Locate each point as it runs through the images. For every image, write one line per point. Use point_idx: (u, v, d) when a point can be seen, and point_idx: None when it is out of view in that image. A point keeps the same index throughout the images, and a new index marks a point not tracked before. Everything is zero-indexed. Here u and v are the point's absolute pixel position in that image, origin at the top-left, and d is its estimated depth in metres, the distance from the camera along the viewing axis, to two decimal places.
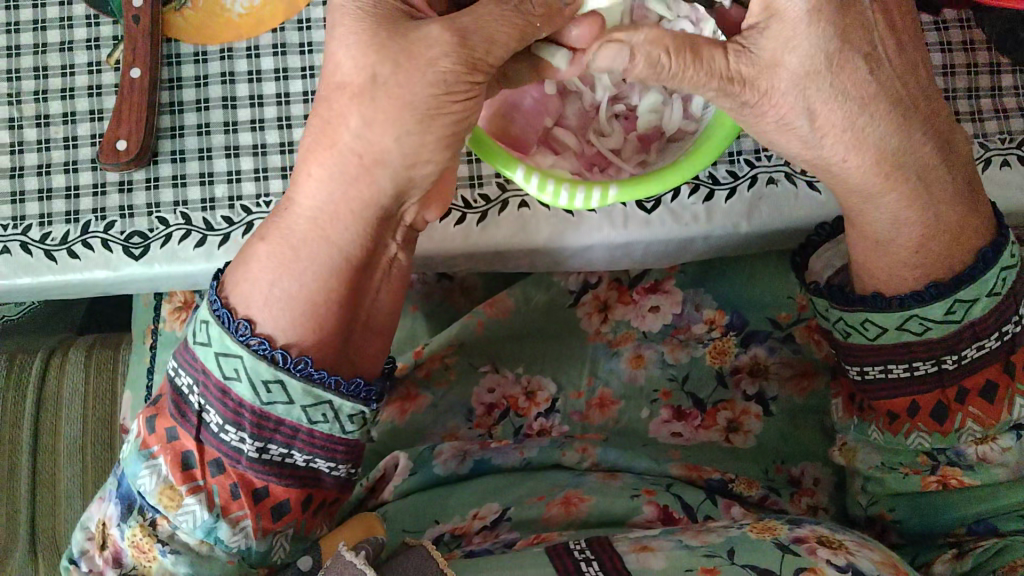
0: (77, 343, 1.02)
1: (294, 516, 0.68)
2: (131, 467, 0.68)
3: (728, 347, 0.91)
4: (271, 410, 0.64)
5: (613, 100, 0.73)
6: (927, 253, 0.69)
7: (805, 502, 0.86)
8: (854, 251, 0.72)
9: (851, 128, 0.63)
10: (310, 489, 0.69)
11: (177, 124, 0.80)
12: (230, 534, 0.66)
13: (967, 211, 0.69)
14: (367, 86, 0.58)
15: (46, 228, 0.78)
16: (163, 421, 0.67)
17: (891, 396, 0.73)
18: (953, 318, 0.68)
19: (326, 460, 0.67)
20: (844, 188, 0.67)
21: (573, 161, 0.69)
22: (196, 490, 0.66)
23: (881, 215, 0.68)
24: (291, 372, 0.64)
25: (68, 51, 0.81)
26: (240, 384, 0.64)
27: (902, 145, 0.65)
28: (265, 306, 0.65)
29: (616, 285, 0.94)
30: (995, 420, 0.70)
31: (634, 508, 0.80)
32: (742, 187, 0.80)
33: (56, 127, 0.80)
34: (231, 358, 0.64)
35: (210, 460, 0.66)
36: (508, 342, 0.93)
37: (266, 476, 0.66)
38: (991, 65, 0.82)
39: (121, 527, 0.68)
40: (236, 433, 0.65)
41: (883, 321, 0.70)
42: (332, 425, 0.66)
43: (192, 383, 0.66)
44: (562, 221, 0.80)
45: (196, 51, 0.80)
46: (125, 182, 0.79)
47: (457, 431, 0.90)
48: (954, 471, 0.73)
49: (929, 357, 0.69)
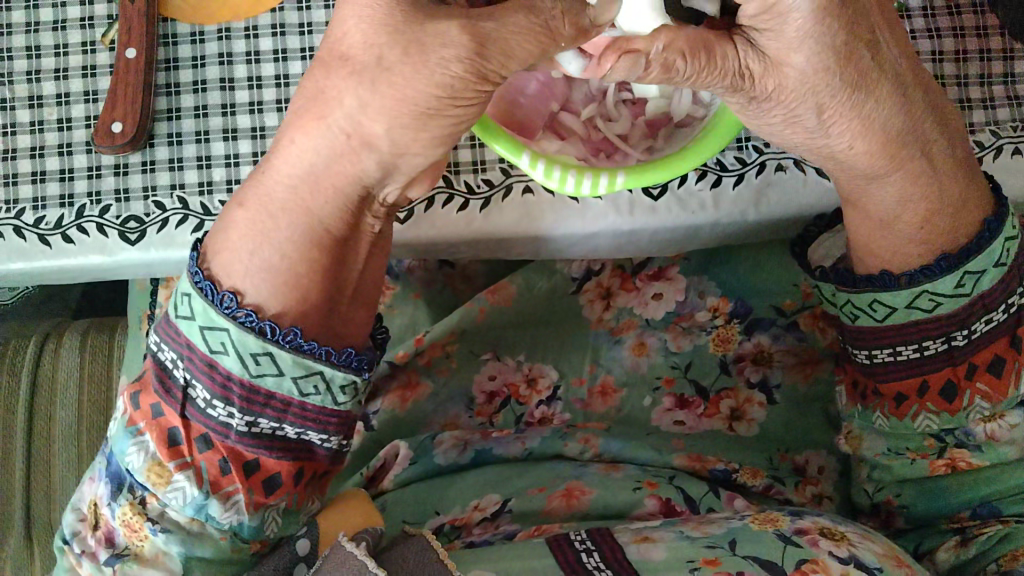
0: (71, 328, 1.01)
1: (286, 489, 0.67)
2: (120, 445, 0.66)
3: (732, 335, 0.90)
4: (260, 383, 0.63)
5: (620, 84, 0.71)
6: (933, 228, 0.68)
7: (810, 490, 0.85)
8: (854, 232, 0.71)
9: (858, 117, 0.61)
10: (302, 461, 0.67)
11: (173, 106, 0.78)
12: (221, 510, 0.65)
13: (966, 184, 0.67)
14: (371, 66, 0.55)
15: (39, 212, 0.76)
16: (147, 398, 0.66)
17: (899, 379, 0.71)
18: (963, 291, 0.67)
19: (318, 433, 0.66)
20: (847, 173, 0.66)
21: (579, 146, 0.68)
22: (184, 467, 0.65)
23: (886, 193, 0.66)
24: (280, 343, 0.62)
25: (62, 31, 0.79)
26: (228, 358, 0.62)
27: (909, 120, 0.63)
28: (255, 283, 0.64)
29: (619, 272, 0.92)
30: (1002, 396, 0.69)
31: (635, 502, 0.79)
32: (750, 174, 0.78)
33: (50, 109, 0.78)
34: (217, 331, 0.62)
35: (197, 436, 0.65)
36: (508, 330, 0.92)
37: (256, 448, 0.65)
38: (1005, 51, 0.80)
39: (111, 506, 0.67)
40: (225, 408, 0.64)
41: (891, 301, 0.68)
42: (323, 398, 0.64)
43: (177, 357, 0.65)
44: (567, 207, 0.78)
45: (193, 31, 0.78)
46: (120, 166, 0.77)
47: (457, 419, 0.89)
48: (961, 453, 0.73)
49: (940, 335, 0.68)
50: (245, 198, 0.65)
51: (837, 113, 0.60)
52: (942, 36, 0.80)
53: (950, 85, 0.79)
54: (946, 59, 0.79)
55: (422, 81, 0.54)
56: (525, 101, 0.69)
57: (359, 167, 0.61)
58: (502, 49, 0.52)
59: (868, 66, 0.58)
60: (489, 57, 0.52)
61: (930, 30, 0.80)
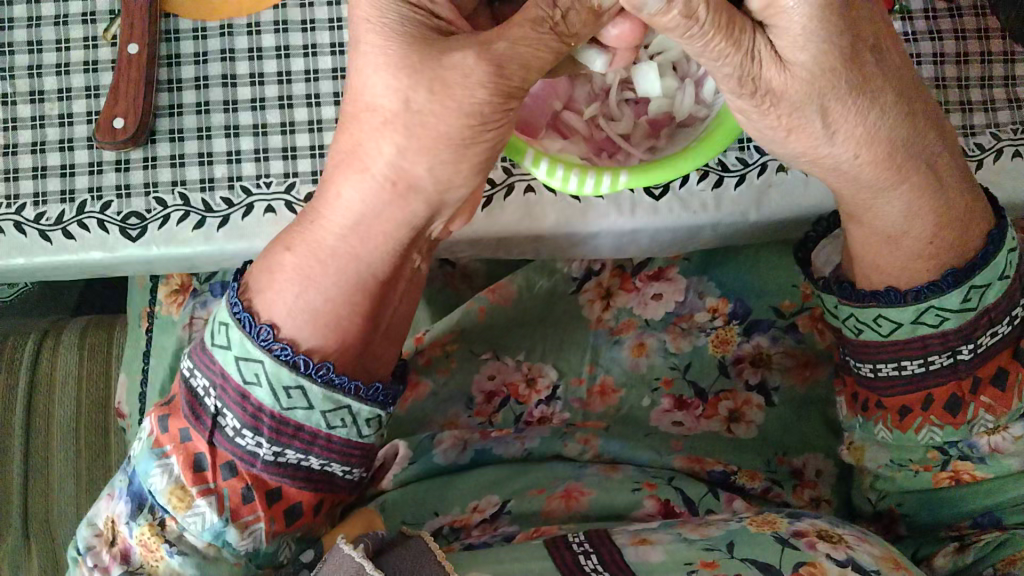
0: (70, 325, 1.00)
1: (303, 517, 0.68)
2: (143, 465, 0.66)
3: (731, 336, 0.90)
4: (290, 416, 0.63)
5: (624, 83, 0.72)
6: (938, 245, 0.67)
7: (808, 493, 0.86)
8: (857, 248, 0.70)
9: (862, 124, 0.61)
10: (322, 491, 0.68)
11: (175, 102, 0.78)
12: (239, 537, 0.65)
13: (968, 200, 0.67)
14: (401, 112, 0.56)
15: (40, 208, 0.76)
16: (175, 421, 0.66)
17: (905, 393, 0.70)
18: (969, 305, 0.66)
19: (341, 464, 0.66)
20: (853, 184, 0.65)
21: (583, 146, 0.69)
22: (207, 492, 0.64)
23: (890, 208, 0.66)
24: (314, 379, 0.62)
25: (64, 26, 0.79)
26: (260, 389, 0.62)
27: (910, 134, 0.63)
28: (293, 319, 0.64)
29: (619, 273, 0.93)
30: (1007, 408, 0.68)
31: (634, 503, 0.80)
32: (751, 175, 0.78)
33: (51, 104, 0.78)
34: (252, 363, 0.62)
35: (223, 463, 0.65)
36: (508, 330, 0.91)
37: (280, 478, 0.65)
38: (1005, 54, 0.80)
39: (129, 525, 0.66)
40: (254, 438, 0.63)
41: (897, 316, 0.67)
42: (349, 430, 0.65)
43: (209, 386, 0.64)
44: (570, 207, 0.77)
45: (196, 27, 0.78)
46: (121, 162, 0.77)
47: (457, 419, 0.89)
48: (966, 465, 0.73)
49: (944, 349, 0.67)
50: (292, 242, 0.65)
51: (840, 116, 0.60)
52: (943, 38, 0.80)
53: (952, 87, 0.79)
54: (947, 62, 0.80)
55: (447, 113, 0.54)
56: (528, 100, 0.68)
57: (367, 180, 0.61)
58: (517, 63, 0.53)
59: (872, 72, 0.59)
60: (510, 73, 0.53)
61: (931, 32, 0.80)
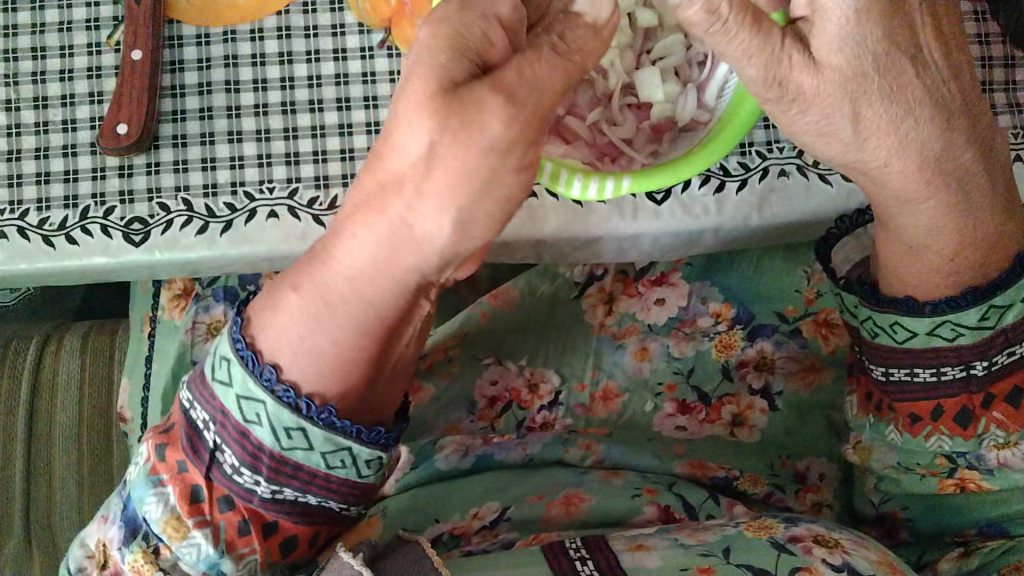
0: (73, 329, 1.00)
1: (298, 547, 0.68)
2: (138, 492, 0.66)
3: (734, 341, 0.90)
4: (290, 456, 0.62)
5: (626, 88, 0.71)
6: (962, 263, 0.66)
7: (810, 498, 0.87)
8: (884, 256, 0.69)
9: (897, 134, 0.60)
10: (319, 524, 0.68)
11: (178, 108, 0.78)
12: (234, 567, 0.65)
13: (1001, 221, 0.66)
14: None
15: (43, 213, 0.76)
16: (174, 452, 0.65)
17: (914, 399, 0.69)
18: (986, 324, 0.65)
19: (337, 502, 0.66)
20: (882, 191, 0.64)
21: (585, 151, 0.69)
22: (203, 524, 0.64)
23: (917, 220, 0.65)
24: (314, 421, 0.62)
25: (67, 32, 0.79)
26: (261, 429, 0.62)
27: (947, 150, 0.62)
28: (297, 361, 0.63)
29: (622, 277, 0.92)
30: (1019, 427, 0.67)
31: (635, 509, 0.80)
32: (753, 180, 0.77)
33: (55, 109, 0.78)
34: (253, 402, 0.62)
35: (220, 496, 0.65)
36: (510, 335, 0.92)
37: (277, 513, 0.65)
38: (1006, 59, 0.80)
39: (122, 550, 0.66)
40: (251, 476, 0.63)
41: (912, 325, 0.66)
42: (348, 471, 0.64)
43: (209, 420, 0.64)
44: (571, 211, 0.76)
45: (199, 33, 0.78)
46: (125, 167, 0.77)
47: (460, 424, 0.89)
48: (972, 475, 0.72)
49: (958, 362, 0.66)
50: (297, 282, 0.62)
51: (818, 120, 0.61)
52: None
53: None
54: None
55: None
56: None
57: (382, 227, 0.55)
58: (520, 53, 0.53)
59: (907, 79, 0.59)
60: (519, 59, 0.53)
61: None
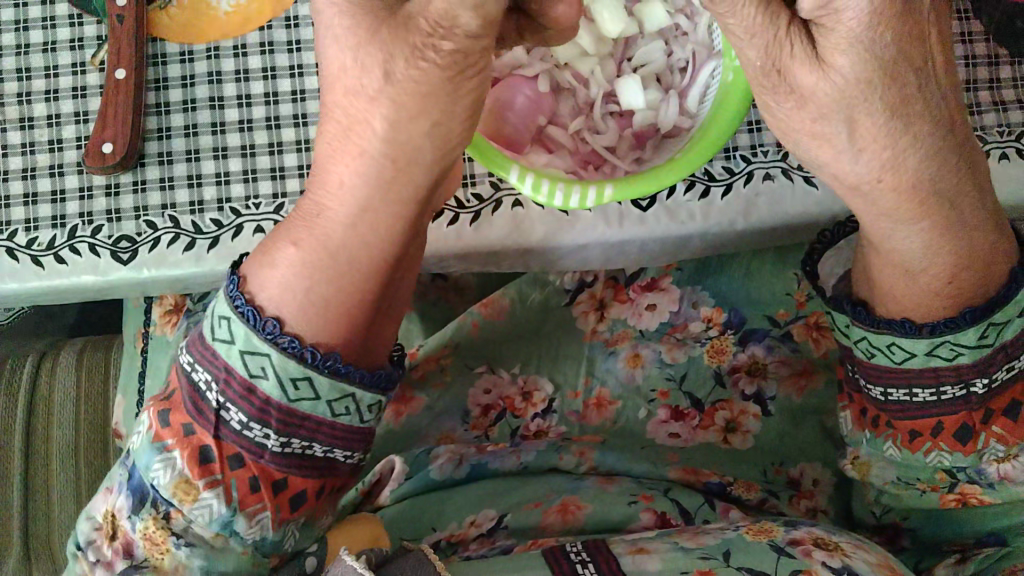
0: (67, 347, 1.01)
1: (308, 504, 0.66)
2: (143, 460, 0.63)
3: (726, 346, 0.90)
4: (297, 407, 0.61)
5: (607, 96, 0.72)
6: (959, 283, 0.64)
7: (804, 504, 0.86)
8: (876, 278, 0.66)
9: (892, 150, 0.56)
10: (325, 477, 0.65)
11: (163, 126, 0.78)
12: (247, 526, 0.63)
13: (994, 236, 0.64)
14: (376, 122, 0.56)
15: (32, 233, 0.77)
16: (178, 415, 0.63)
17: (913, 418, 0.68)
18: (986, 342, 0.63)
19: (343, 450, 0.64)
20: (874, 213, 0.61)
21: (566, 160, 0.69)
22: (213, 485, 0.62)
23: (911, 242, 0.62)
24: (319, 368, 0.60)
25: (52, 52, 0.79)
26: (268, 382, 0.60)
27: (942, 169, 0.58)
28: (293, 311, 0.62)
29: (612, 283, 0.92)
30: (1019, 440, 0.67)
31: (631, 516, 0.80)
32: (738, 184, 0.76)
33: (41, 130, 0.79)
34: (258, 356, 0.60)
35: (231, 454, 0.62)
36: (502, 343, 0.91)
37: (286, 468, 0.63)
38: (989, 57, 0.80)
39: (132, 519, 0.63)
40: (261, 430, 0.61)
41: (911, 347, 0.64)
42: (353, 417, 0.63)
43: (211, 380, 0.62)
44: (557, 220, 0.75)
45: (182, 50, 0.79)
46: (111, 186, 0.77)
47: (453, 433, 0.89)
48: (973, 490, 0.71)
49: (958, 381, 0.65)
50: (297, 237, 0.62)
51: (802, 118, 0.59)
52: None
53: None
54: None
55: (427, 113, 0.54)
56: (513, 119, 0.68)
57: (368, 164, 0.58)
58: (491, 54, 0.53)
59: (912, 93, 0.54)
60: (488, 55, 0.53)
61: None
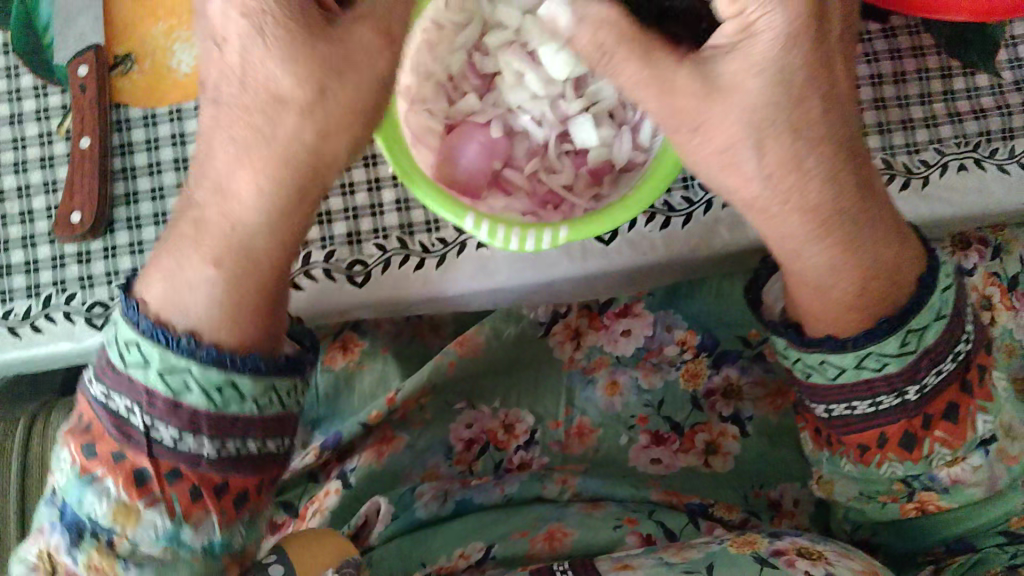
0: (54, 407, 1.02)
1: (254, 500, 0.62)
2: (75, 494, 0.57)
3: (701, 369, 0.91)
4: (226, 410, 0.57)
5: (561, 136, 0.73)
6: (870, 292, 0.64)
7: (787, 524, 0.88)
8: (796, 294, 0.67)
9: (786, 175, 0.57)
10: (267, 471, 0.62)
11: (130, 191, 0.80)
12: (196, 534, 0.59)
13: (900, 243, 0.64)
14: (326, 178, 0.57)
15: (6, 305, 0.78)
16: (104, 445, 0.57)
17: (857, 431, 0.69)
18: (908, 349, 0.64)
19: (277, 439, 0.61)
20: (777, 232, 0.61)
21: (526, 202, 0.70)
22: (154, 502, 0.57)
23: (817, 258, 0.62)
24: (241, 369, 0.58)
25: (18, 125, 0.81)
26: (190, 393, 0.56)
27: (837, 182, 0.59)
28: (192, 301, 0.58)
29: (586, 311, 0.94)
30: (962, 441, 0.68)
31: (618, 539, 0.82)
32: (698, 213, 0.78)
33: (11, 202, 0.80)
34: (175, 371, 0.56)
35: (166, 471, 0.57)
36: (480, 377, 0.93)
37: (226, 472, 0.59)
38: (943, 69, 0.80)
39: (72, 554, 0.57)
40: (194, 440, 0.57)
41: (841, 362, 0.65)
42: (276, 407, 0.60)
43: (132, 403, 0.57)
44: (524, 261, 0.77)
45: (145, 114, 0.81)
46: (82, 253, 0.79)
47: (437, 469, 0.90)
48: (930, 496, 0.73)
49: (891, 390, 0.65)
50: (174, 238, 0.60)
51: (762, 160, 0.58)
52: (879, 59, 0.80)
53: (892, 107, 0.79)
54: (886, 82, 0.80)
55: None
56: (467, 164, 0.69)
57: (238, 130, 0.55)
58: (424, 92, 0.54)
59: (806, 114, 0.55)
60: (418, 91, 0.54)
61: (866, 55, 0.80)
